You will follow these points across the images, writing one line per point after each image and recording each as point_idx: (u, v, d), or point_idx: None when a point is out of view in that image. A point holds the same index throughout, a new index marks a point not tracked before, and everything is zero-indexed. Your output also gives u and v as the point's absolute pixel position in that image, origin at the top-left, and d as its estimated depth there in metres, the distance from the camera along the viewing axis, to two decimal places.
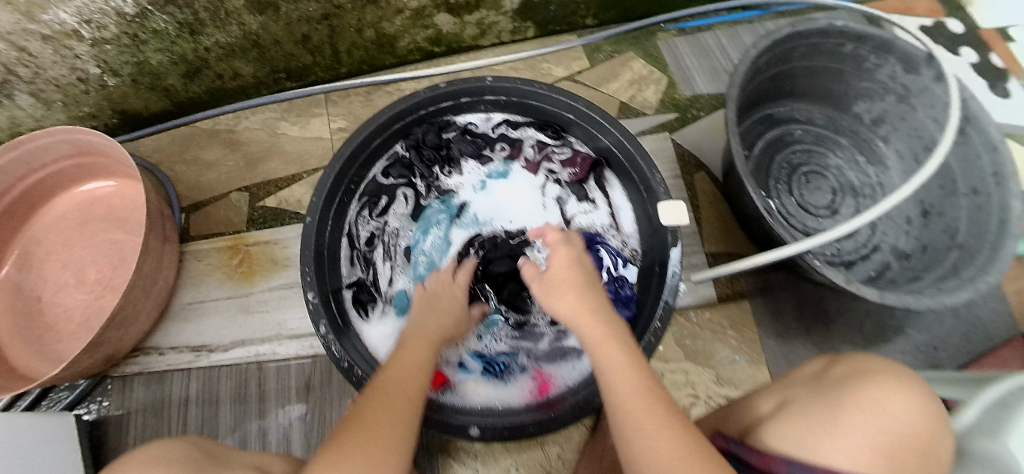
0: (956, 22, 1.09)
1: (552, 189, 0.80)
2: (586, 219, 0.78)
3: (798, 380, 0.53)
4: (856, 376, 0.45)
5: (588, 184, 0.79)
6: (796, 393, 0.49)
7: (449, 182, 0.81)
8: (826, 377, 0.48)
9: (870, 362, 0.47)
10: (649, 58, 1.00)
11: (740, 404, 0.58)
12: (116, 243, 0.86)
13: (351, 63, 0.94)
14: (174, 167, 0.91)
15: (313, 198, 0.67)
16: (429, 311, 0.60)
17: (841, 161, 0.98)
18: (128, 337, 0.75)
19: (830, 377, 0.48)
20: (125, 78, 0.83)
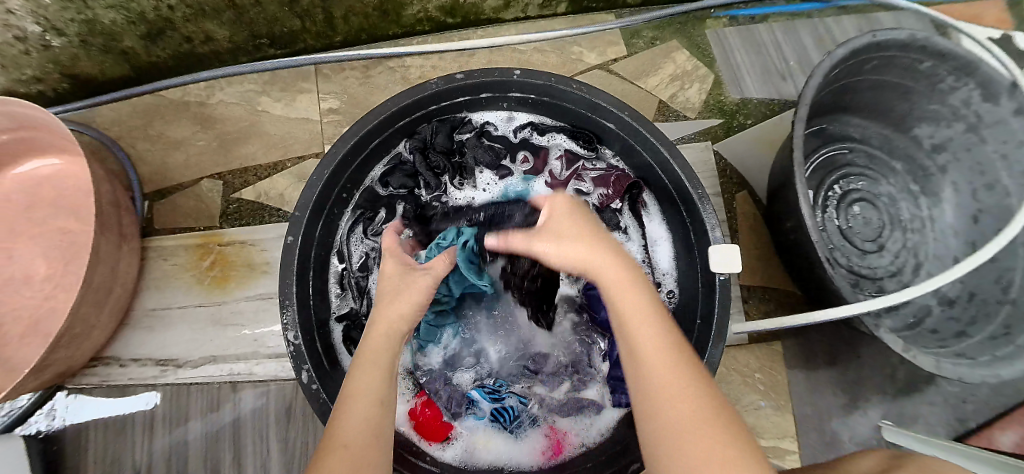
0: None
1: None
2: None
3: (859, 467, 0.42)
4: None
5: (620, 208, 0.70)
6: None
7: (460, 195, 0.69)
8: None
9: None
10: (694, 50, 0.86)
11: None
12: (68, 233, 0.75)
13: (347, 32, 0.79)
14: (136, 143, 0.79)
15: (297, 211, 0.55)
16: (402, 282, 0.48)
17: (892, 187, 0.89)
18: (81, 351, 0.65)
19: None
20: (72, 38, 0.68)
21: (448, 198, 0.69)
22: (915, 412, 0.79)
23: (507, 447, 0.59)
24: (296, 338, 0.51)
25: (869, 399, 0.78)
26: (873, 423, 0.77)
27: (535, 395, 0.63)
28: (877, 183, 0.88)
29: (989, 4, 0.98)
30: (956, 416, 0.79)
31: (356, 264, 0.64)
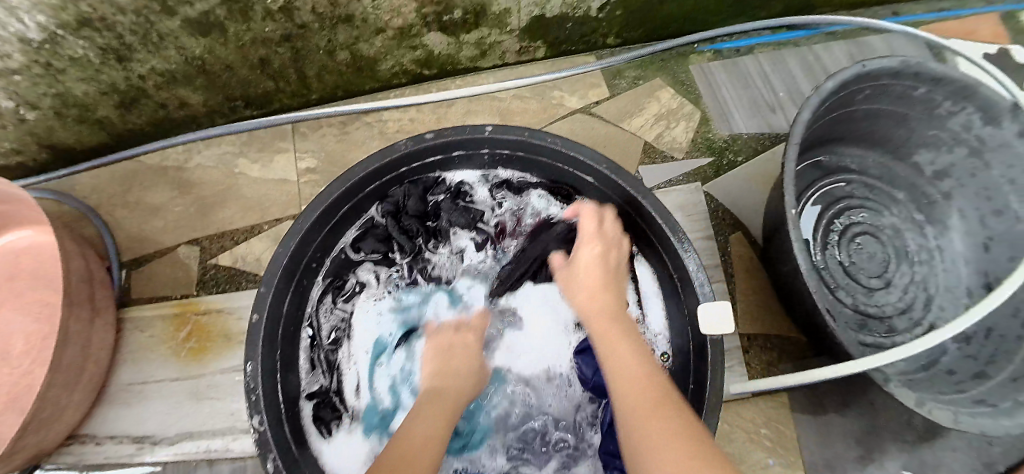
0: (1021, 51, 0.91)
1: None
2: None
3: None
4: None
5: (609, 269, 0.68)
6: None
7: (434, 257, 0.69)
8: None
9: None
10: (679, 87, 0.84)
11: None
12: (47, 306, 0.74)
13: (322, 89, 0.78)
14: (114, 211, 0.77)
15: (263, 285, 0.52)
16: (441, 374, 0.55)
17: (896, 218, 0.84)
18: (52, 434, 0.63)
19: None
20: (46, 111, 0.68)
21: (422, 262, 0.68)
22: (939, 461, 0.73)
23: None
24: (260, 424, 0.48)
25: (887, 449, 0.72)
26: None
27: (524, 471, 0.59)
28: (879, 214, 0.84)
29: (981, 22, 0.95)
30: (983, 462, 0.74)
31: (327, 336, 0.62)
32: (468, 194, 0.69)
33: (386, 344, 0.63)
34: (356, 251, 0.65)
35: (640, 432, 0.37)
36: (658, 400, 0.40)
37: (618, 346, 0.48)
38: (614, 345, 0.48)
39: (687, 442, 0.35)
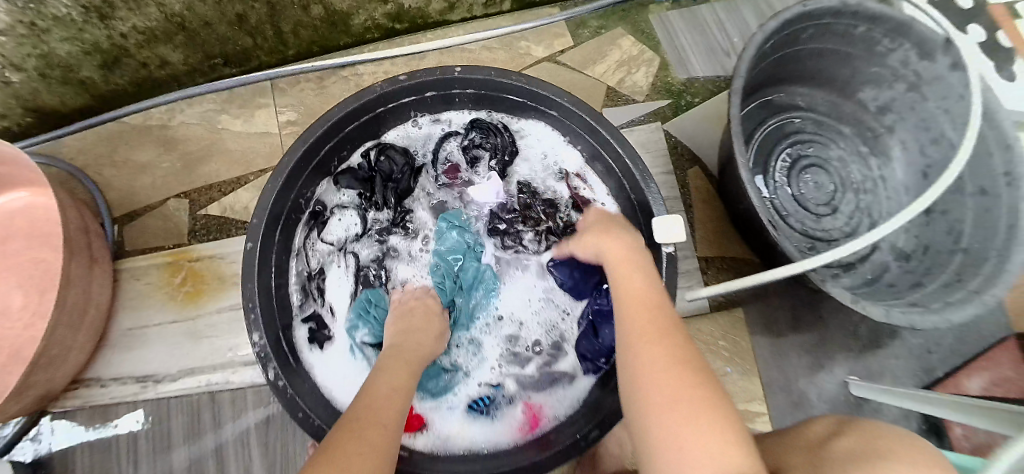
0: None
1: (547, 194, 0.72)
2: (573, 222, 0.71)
3: (795, 444, 0.48)
4: (865, 454, 0.39)
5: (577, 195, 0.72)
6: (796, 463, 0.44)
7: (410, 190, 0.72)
8: (827, 446, 0.43)
9: (876, 434, 0.42)
10: (640, 35, 0.89)
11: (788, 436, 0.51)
12: (43, 262, 0.77)
13: (298, 45, 0.82)
14: (102, 171, 0.80)
15: (254, 218, 0.57)
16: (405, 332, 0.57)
17: (843, 151, 0.91)
18: (60, 374, 0.67)
19: (829, 451, 0.42)
20: (31, 73, 0.70)
21: (401, 202, 0.71)
22: (881, 365, 0.81)
23: (483, 433, 0.61)
24: (260, 337, 0.54)
25: (835, 358, 0.80)
26: (839, 380, 0.79)
27: (509, 377, 0.65)
28: (827, 147, 0.90)
29: None
30: (922, 365, 0.81)
31: (315, 266, 0.67)
32: (451, 136, 0.73)
33: (368, 307, 0.64)
34: (337, 187, 0.69)
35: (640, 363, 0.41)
36: (662, 332, 0.43)
37: (631, 273, 0.51)
38: (625, 269, 0.52)
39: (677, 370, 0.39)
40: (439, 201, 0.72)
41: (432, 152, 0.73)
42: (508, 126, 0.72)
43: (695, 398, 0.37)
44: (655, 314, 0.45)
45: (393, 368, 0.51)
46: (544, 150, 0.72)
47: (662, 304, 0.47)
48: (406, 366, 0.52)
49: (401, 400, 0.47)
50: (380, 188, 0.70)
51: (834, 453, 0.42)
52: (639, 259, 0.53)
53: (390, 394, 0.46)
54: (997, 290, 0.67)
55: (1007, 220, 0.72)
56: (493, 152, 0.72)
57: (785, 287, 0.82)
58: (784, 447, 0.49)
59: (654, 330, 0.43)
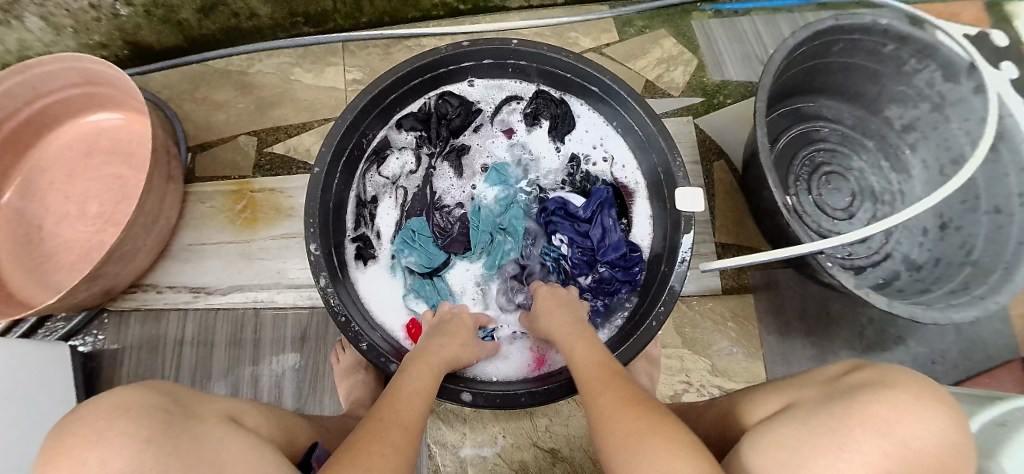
0: (1003, 34, 0.98)
1: (590, 164, 0.78)
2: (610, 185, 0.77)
3: (807, 378, 0.48)
4: (876, 383, 0.40)
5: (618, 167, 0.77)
6: (805, 396, 0.45)
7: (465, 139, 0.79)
8: (840, 381, 0.44)
9: (891, 370, 0.42)
10: (681, 38, 0.95)
11: (756, 393, 0.53)
12: (120, 178, 0.86)
13: (372, 14, 0.91)
14: (184, 105, 0.90)
15: (322, 148, 0.65)
16: (437, 335, 0.60)
17: (864, 163, 0.95)
18: (127, 271, 0.75)
19: (843, 382, 0.43)
20: (138, 9, 0.80)
21: (453, 138, 0.78)
22: (885, 367, 0.84)
23: (496, 363, 0.67)
24: (316, 247, 0.61)
25: (839, 354, 0.83)
26: None
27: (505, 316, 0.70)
28: (849, 157, 0.95)
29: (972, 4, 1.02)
30: (927, 375, 0.84)
31: (370, 195, 0.74)
32: (508, 99, 0.80)
33: (413, 237, 0.72)
34: (402, 131, 0.77)
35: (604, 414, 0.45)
36: (613, 380, 0.49)
37: (581, 343, 0.56)
38: (571, 340, 0.57)
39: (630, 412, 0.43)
40: (497, 153, 0.79)
41: (494, 107, 0.80)
42: (560, 98, 0.78)
43: (639, 429, 0.41)
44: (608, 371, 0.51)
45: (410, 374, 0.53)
46: (595, 128, 0.79)
47: (614, 368, 0.52)
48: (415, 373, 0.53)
49: (422, 404, 0.49)
50: (441, 135, 0.77)
51: (844, 386, 0.42)
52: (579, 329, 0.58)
53: (409, 397, 0.49)
54: (1000, 297, 0.71)
55: (1018, 237, 0.77)
56: (553, 121, 0.78)
57: (795, 281, 0.87)
58: (798, 380, 0.49)
59: (605, 381, 0.49)
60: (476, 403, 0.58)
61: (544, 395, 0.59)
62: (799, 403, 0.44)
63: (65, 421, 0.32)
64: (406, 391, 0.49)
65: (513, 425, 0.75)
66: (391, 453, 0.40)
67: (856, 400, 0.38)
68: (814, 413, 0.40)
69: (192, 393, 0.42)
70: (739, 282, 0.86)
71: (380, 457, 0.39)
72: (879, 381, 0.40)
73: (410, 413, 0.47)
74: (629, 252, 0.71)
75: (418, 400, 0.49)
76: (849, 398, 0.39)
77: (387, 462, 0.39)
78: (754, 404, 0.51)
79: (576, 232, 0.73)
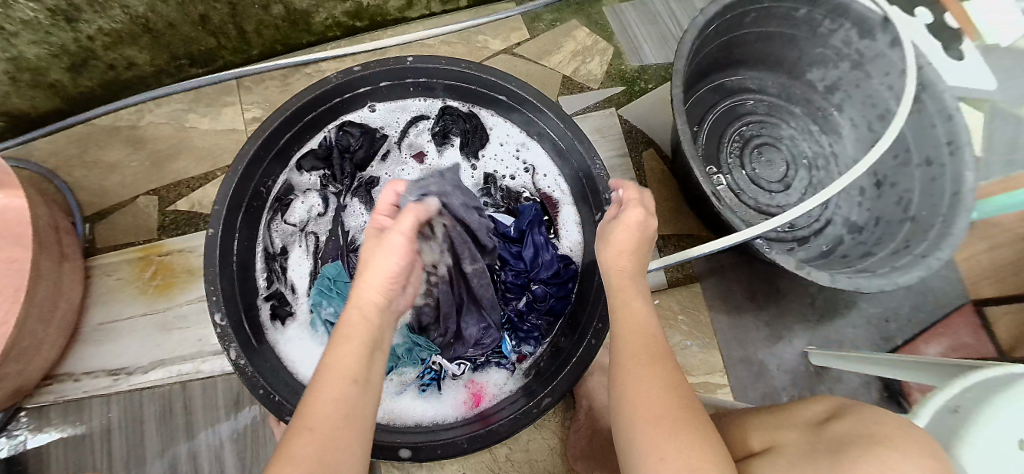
0: None
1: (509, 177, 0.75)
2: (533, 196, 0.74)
3: (791, 419, 0.46)
4: (863, 437, 0.37)
5: (540, 177, 0.74)
6: (788, 442, 0.43)
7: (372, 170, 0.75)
8: (825, 428, 0.41)
9: (877, 416, 0.40)
10: (594, 26, 0.91)
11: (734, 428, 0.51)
12: (15, 263, 0.79)
13: (262, 44, 0.84)
14: (73, 172, 0.82)
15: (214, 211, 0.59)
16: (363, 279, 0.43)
17: (794, 130, 0.94)
18: (32, 367, 0.69)
19: (827, 432, 0.40)
20: (1, 77, 0.72)
21: (360, 172, 0.74)
22: (840, 334, 0.84)
23: (433, 408, 0.64)
24: (221, 318, 0.56)
25: (794, 329, 0.83)
26: (798, 351, 0.82)
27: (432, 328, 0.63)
28: (779, 126, 0.93)
29: None
30: (881, 335, 0.84)
31: (279, 246, 0.70)
32: (415, 119, 0.75)
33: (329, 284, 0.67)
34: (303, 172, 0.72)
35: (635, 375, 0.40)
36: (650, 347, 0.43)
37: (631, 298, 0.47)
38: (626, 287, 0.48)
39: (671, 394, 0.39)
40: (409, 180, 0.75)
41: (402, 130, 0.75)
42: (469, 111, 0.74)
43: (690, 428, 0.36)
44: (651, 333, 0.44)
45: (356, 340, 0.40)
46: (511, 137, 0.75)
47: (659, 337, 0.44)
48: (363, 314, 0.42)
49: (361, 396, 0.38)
50: (345, 170, 0.72)
51: (828, 438, 0.39)
52: (634, 281, 0.49)
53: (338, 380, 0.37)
54: (941, 253, 0.71)
55: (952, 186, 0.76)
56: (465, 137, 0.74)
57: (741, 262, 0.85)
58: (777, 419, 0.48)
59: (648, 348, 0.42)
60: (414, 457, 0.56)
61: (485, 438, 0.57)
62: (781, 448, 0.42)
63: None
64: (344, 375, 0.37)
65: (473, 460, 0.73)
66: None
67: (839, 460, 0.36)
68: (795, 467, 0.38)
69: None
70: (685, 273, 0.84)
71: None
72: (864, 432, 0.38)
73: (360, 368, 0.39)
74: (561, 268, 0.69)
75: (363, 351, 0.40)
76: (835, 454, 0.37)
77: None
78: (735, 435, 0.50)
79: (508, 255, 0.69)
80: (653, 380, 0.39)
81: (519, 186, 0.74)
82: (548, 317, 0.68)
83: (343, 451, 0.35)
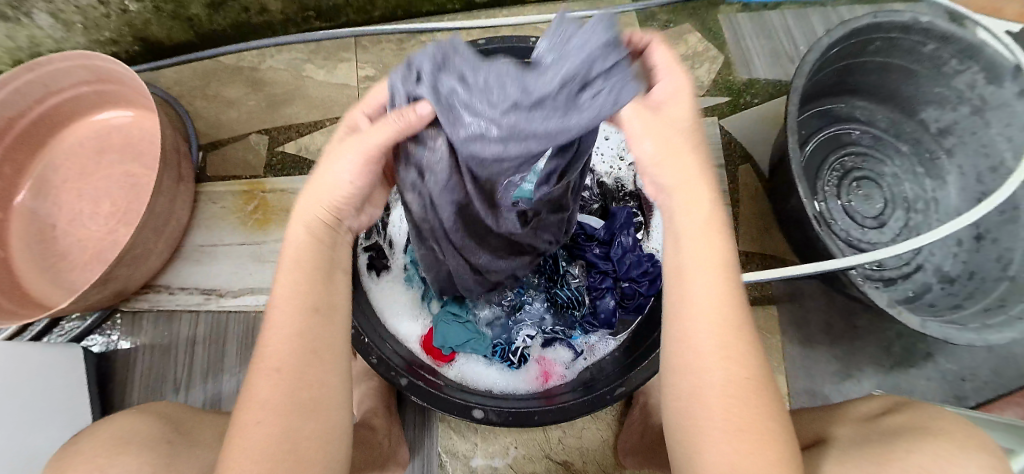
0: None
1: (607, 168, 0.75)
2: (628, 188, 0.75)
3: (843, 414, 0.45)
4: (916, 428, 0.38)
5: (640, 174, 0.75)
6: (842, 435, 0.42)
7: None
8: (875, 422, 0.41)
9: (931, 414, 0.40)
10: (706, 33, 0.90)
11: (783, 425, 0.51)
12: (132, 177, 0.86)
13: (385, 8, 0.88)
14: (194, 102, 0.88)
15: None
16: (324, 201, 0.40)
17: (897, 168, 0.92)
18: (138, 274, 0.74)
19: (879, 425, 0.40)
20: (147, 4, 0.78)
21: None
22: (911, 384, 0.80)
23: (504, 376, 0.67)
24: None
25: (865, 370, 0.80)
26: (866, 392, 0.79)
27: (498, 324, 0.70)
28: (882, 162, 0.91)
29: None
30: (952, 392, 0.80)
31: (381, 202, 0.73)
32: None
33: None
34: None
35: (707, 353, 0.33)
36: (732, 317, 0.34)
37: (714, 258, 0.34)
38: (715, 252, 0.35)
39: (750, 400, 0.32)
40: None
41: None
42: None
43: (760, 429, 0.32)
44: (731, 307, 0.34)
45: (292, 272, 0.37)
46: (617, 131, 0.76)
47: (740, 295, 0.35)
48: (294, 258, 0.37)
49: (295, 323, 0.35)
50: None
51: (880, 429, 0.40)
52: (732, 268, 0.34)
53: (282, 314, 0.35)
54: None
55: None
56: None
57: (821, 292, 0.83)
58: (828, 416, 0.47)
59: (734, 340, 0.33)
60: (486, 419, 0.58)
61: (557, 413, 0.58)
62: (833, 440, 0.42)
63: (71, 458, 0.40)
64: (284, 300, 0.36)
65: (525, 436, 0.74)
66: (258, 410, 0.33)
67: (895, 448, 0.36)
68: (849, 457, 0.38)
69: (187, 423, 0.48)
70: (764, 294, 0.83)
71: (248, 428, 0.33)
72: (917, 422, 0.38)
73: (314, 297, 0.36)
74: (651, 267, 0.69)
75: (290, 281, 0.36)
76: (887, 445, 0.37)
77: (257, 432, 0.33)
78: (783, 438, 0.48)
79: (597, 255, 0.70)
80: (740, 363, 0.33)
81: (615, 182, 0.75)
82: (633, 314, 0.69)
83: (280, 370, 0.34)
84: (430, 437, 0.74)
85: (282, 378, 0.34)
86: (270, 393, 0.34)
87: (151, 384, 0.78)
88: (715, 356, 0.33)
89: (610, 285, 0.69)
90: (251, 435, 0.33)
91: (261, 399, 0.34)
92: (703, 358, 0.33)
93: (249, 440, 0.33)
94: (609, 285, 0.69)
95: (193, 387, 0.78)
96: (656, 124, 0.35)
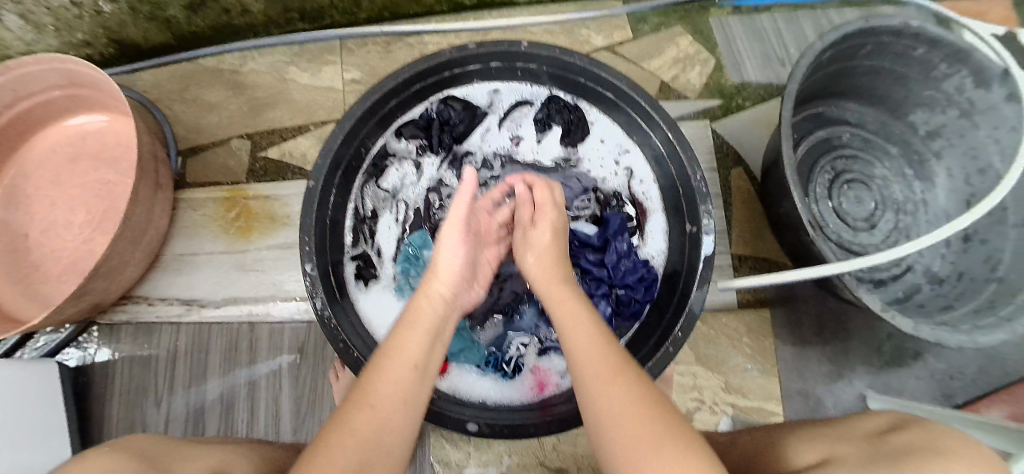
0: None
1: (598, 174, 0.75)
2: (621, 192, 0.74)
3: (847, 432, 0.43)
4: (925, 447, 0.36)
5: (633, 179, 0.74)
6: (847, 452, 0.40)
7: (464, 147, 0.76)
8: (882, 440, 0.39)
9: (941, 432, 0.38)
10: (697, 35, 0.90)
11: (783, 439, 0.49)
12: (108, 183, 0.82)
13: (371, 9, 0.85)
14: (173, 106, 0.85)
15: (314, 172, 0.60)
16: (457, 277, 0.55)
17: (887, 171, 0.92)
18: (114, 286, 0.71)
19: (887, 443, 0.38)
20: (122, 5, 0.75)
21: (456, 146, 0.75)
22: (902, 385, 0.80)
23: (497, 386, 0.65)
24: (311, 267, 0.57)
25: (857, 371, 0.80)
26: (858, 394, 0.79)
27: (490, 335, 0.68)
28: (872, 165, 0.91)
29: (991, 4, 0.91)
30: (942, 391, 0.80)
31: (369, 210, 0.71)
32: (519, 104, 0.76)
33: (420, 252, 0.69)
34: (404, 140, 0.73)
35: (597, 389, 0.40)
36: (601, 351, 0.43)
37: (574, 316, 0.47)
38: (570, 311, 0.48)
39: (642, 408, 0.37)
40: (506, 158, 0.76)
41: (503, 113, 0.76)
42: (573, 103, 0.74)
43: (654, 427, 0.35)
44: (598, 345, 0.43)
45: (405, 330, 0.46)
46: (610, 136, 0.75)
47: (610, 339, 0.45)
48: (419, 310, 0.49)
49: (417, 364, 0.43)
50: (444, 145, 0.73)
51: (887, 449, 0.37)
52: (572, 318, 0.47)
53: (409, 347, 0.44)
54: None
55: None
56: (566, 126, 0.74)
57: (814, 295, 0.83)
58: (831, 431, 0.45)
59: (601, 362, 0.41)
60: (480, 433, 0.56)
61: (553, 425, 0.56)
62: (836, 458, 0.40)
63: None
64: (413, 350, 0.44)
65: (518, 445, 0.73)
66: (376, 413, 0.39)
67: (904, 465, 0.34)
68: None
69: (167, 449, 0.44)
70: (757, 297, 0.83)
71: (360, 418, 0.38)
72: (927, 441, 0.36)
73: (419, 355, 0.44)
74: (646, 273, 0.68)
75: (423, 339, 0.46)
76: (897, 463, 0.35)
77: (368, 424, 0.38)
78: (784, 452, 0.46)
79: (590, 262, 0.69)
80: (616, 381, 0.39)
81: (608, 188, 0.74)
82: (628, 321, 0.68)
83: (401, 392, 0.41)
84: (422, 449, 0.72)
85: (404, 403, 0.41)
86: (362, 426, 0.37)
87: (131, 400, 0.75)
88: (599, 378, 0.40)
89: (605, 292, 0.68)
90: (358, 429, 0.37)
91: (382, 400, 0.39)
92: (581, 360, 0.43)
93: (352, 429, 0.37)
94: (604, 292, 0.68)
95: (175, 402, 0.75)
96: (546, 235, 0.57)
